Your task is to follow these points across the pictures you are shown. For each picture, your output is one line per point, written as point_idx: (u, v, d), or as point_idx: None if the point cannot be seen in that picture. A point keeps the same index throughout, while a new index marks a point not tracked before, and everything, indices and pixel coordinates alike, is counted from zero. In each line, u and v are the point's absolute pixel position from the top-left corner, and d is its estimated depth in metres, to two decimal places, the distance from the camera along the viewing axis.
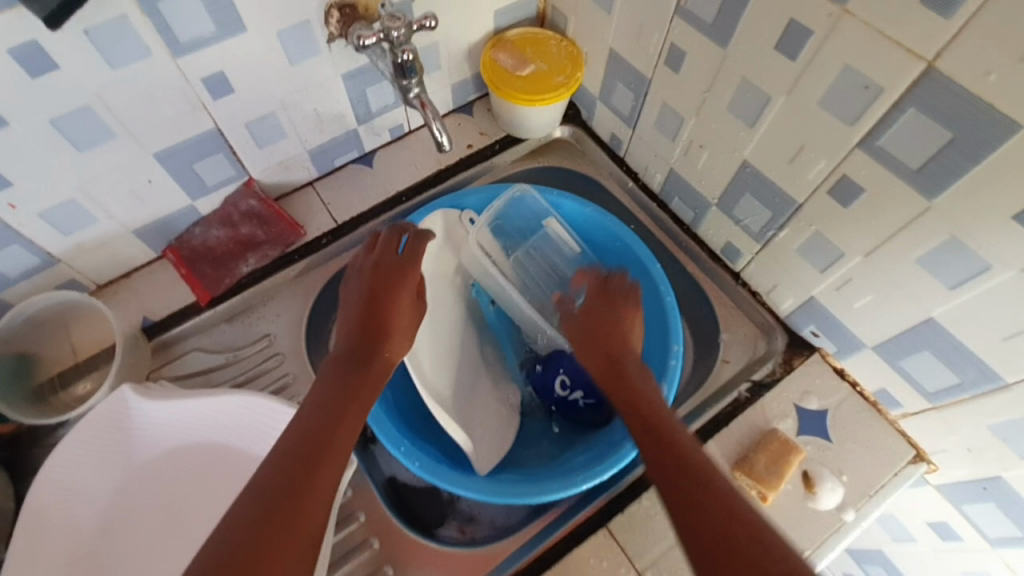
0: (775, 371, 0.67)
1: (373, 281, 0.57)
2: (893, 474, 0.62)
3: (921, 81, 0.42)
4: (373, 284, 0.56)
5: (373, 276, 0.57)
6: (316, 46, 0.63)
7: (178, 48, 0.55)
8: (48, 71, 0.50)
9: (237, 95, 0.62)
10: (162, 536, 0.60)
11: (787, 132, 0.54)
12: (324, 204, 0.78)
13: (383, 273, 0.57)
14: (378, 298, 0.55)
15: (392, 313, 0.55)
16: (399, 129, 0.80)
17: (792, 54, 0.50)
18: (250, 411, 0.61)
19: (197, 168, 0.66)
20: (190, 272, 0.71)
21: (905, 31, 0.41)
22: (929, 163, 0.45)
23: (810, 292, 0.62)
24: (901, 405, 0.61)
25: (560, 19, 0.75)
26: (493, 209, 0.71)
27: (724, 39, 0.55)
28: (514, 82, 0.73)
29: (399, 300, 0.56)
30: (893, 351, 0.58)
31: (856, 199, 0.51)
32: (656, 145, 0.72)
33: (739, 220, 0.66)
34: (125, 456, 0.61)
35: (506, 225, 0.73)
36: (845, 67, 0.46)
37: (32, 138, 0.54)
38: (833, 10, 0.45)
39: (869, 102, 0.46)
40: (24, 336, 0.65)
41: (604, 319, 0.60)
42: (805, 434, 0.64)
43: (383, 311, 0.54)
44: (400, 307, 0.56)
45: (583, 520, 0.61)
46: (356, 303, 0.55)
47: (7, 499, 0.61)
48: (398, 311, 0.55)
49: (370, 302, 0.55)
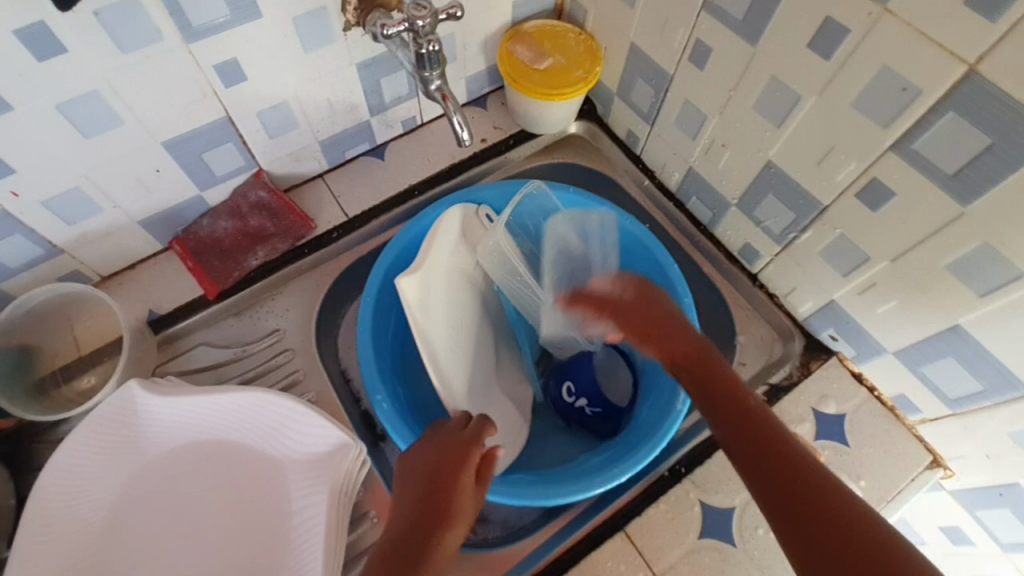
0: (792, 375, 0.67)
1: (438, 452, 0.51)
2: (909, 480, 0.62)
3: (961, 84, 0.41)
4: (431, 459, 0.50)
5: (435, 452, 0.51)
6: (331, 33, 0.61)
7: (190, 32, 0.53)
8: (55, 54, 0.48)
9: (250, 83, 0.60)
10: (171, 534, 0.59)
11: (816, 133, 0.53)
12: (334, 197, 0.76)
13: (444, 449, 0.51)
14: (440, 478, 0.49)
15: (454, 499, 0.48)
16: (411, 121, 0.79)
17: (826, 53, 0.49)
18: (260, 409, 0.59)
19: (206, 157, 0.64)
20: (197, 264, 0.69)
21: (947, 33, 0.40)
22: (964, 169, 0.44)
23: (831, 296, 0.62)
24: (920, 411, 0.61)
25: (578, 12, 0.74)
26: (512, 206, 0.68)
27: (755, 36, 0.53)
28: (532, 76, 0.72)
29: (463, 481, 0.49)
30: (914, 357, 0.57)
31: (885, 203, 0.51)
32: (675, 142, 0.71)
33: (760, 221, 0.65)
34: (131, 452, 0.59)
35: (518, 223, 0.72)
36: (883, 68, 0.45)
37: (37, 124, 0.52)
38: (873, 9, 0.44)
39: (906, 104, 0.45)
40: (25, 328, 0.63)
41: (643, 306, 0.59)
42: (822, 438, 0.64)
43: (444, 494, 0.48)
44: (462, 489, 0.49)
45: (598, 523, 0.61)
46: (417, 481, 0.49)
47: (8, 495, 0.59)
48: (457, 492, 0.48)
49: (432, 478, 0.49)
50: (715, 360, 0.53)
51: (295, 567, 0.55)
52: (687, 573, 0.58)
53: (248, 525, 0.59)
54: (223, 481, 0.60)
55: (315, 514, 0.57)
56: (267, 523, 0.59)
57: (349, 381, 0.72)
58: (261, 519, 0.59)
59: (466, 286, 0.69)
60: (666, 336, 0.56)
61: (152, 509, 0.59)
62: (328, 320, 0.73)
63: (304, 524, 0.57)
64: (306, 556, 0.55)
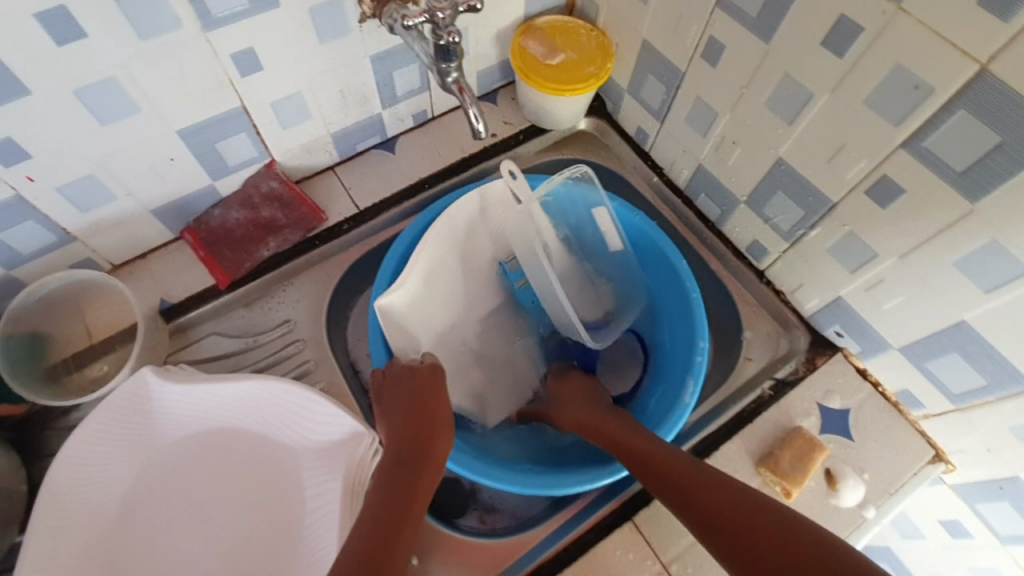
0: (798, 370, 0.68)
1: (413, 391, 0.57)
2: (913, 474, 0.63)
3: (973, 83, 0.42)
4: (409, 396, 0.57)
5: (413, 387, 0.57)
6: (346, 24, 0.61)
7: (210, 21, 0.53)
8: (75, 39, 0.48)
9: (265, 73, 0.61)
10: (185, 520, 0.59)
11: (827, 131, 0.54)
12: (345, 189, 0.76)
13: (420, 385, 0.57)
14: (422, 408, 0.56)
15: (436, 422, 0.55)
16: (422, 115, 0.79)
17: (840, 51, 0.49)
18: (274, 397, 0.59)
19: (219, 147, 0.64)
20: (209, 254, 0.70)
21: (960, 33, 0.41)
22: (973, 167, 0.45)
23: (838, 293, 0.63)
24: (923, 406, 0.62)
25: (590, 8, 0.74)
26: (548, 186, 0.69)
27: (768, 34, 0.54)
28: (544, 71, 0.72)
29: (441, 409, 0.56)
30: (919, 353, 0.58)
31: (895, 200, 0.52)
32: (684, 139, 0.72)
33: (768, 218, 0.66)
34: (145, 438, 0.60)
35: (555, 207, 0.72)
36: (896, 66, 0.46)
37: (55, 110, 0.52)
38: (887, 9, 0.44)
39: (918, 102, 0.46)
40: (37, 315, 0.63)
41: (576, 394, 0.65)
42: (827, 432, 0.65)
43: (427, 420, 0.55)
44: (441, 415, 0.56)
45: (606, 514, 0.62)
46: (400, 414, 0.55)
47: (19, 482, 0.59)
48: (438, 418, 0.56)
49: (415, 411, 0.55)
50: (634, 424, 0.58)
51: (308, 553, 0.56)
52: (694, 562, 0.59)
53: (260, 513, 0.60)
54: (235, 469, 0.61)
55: (329, 501, 0.57)
56: (279, 510, 0.60)
57: (359, 372, 0.72)
58: (273, 506, 0.60)
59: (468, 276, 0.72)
60: (574, 410, 0.63)
61: (165, 496, 0.60)
62: (338, 311, 0.74)
63: (316, 512, 0.58)
64: (319, 542, 0.56)
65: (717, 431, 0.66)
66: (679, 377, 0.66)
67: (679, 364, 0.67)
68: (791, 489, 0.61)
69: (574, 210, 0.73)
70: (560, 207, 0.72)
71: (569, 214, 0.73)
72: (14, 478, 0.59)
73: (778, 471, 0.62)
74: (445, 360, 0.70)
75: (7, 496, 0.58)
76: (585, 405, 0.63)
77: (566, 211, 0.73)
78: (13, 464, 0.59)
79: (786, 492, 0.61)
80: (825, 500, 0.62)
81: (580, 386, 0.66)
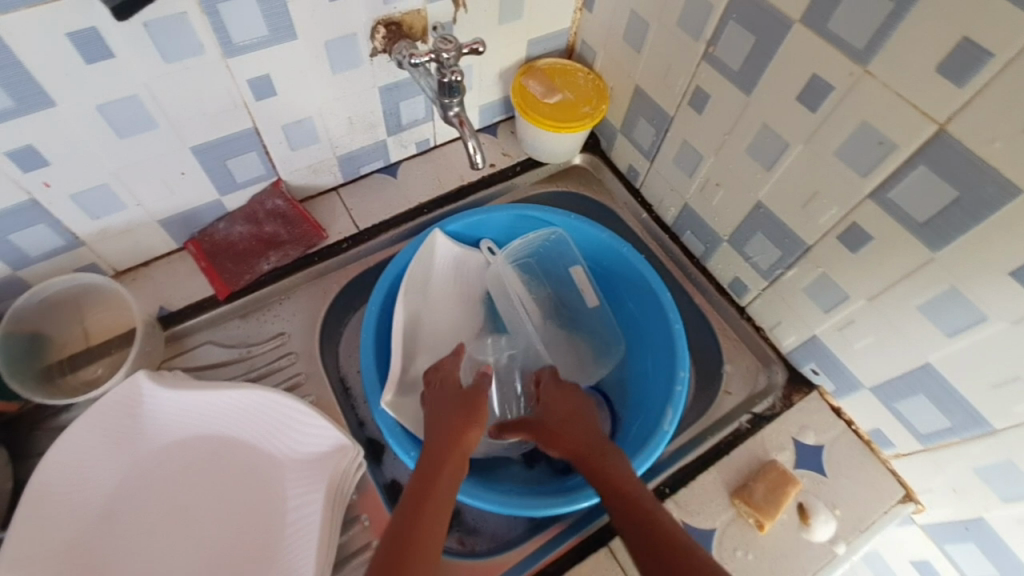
0: (775, 406, 0.70)
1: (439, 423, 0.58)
2: (882, 512, 0.64)
3: (932, 141, 0.46)
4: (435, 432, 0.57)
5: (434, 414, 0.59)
6: (358, 58, 0.65)
7: (232, 48, 0.57)
8: (103, 58, 0.51)
9: (279, 98, 0.64)
10: (164, 527, 0.60)
11: (803, 179, 0.58)
12: (346, 209, 0.79)
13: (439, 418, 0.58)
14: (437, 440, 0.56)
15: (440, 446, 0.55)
16: (425, 143, 0.83)
17: (813, 106, 0.53)
18: (264, 405, 0.61)
19: (229, 164, 0.68)
20: (210, 265, 0.72)
21: (919, 95, 0.45)
22: (934, 218, 0.48)
23: (813, 332, 0.65)
24: (893, 445, 0.64)
25: (587, 53, 0.79)
26: (513, 248, 0.77)
27: (750, 87, 0.58)
28: (541, 108, 0.76)
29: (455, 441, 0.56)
30: (889, 393, 0.61)
31: (864, 245, 0.55)
32: (672, 179, 0.75)
33: (749, 257, 0.69)
34: (133, 441, 0.61)
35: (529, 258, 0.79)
36: (863, 123, 0.50)
37: (78, 121, 0.55)
38: (855, 70, 0.48)
39: (884, 156, 0.50)
40: (38, 314, 0.65)
41: (572, 420, 0.62)
42: (802, 467, 0.66)
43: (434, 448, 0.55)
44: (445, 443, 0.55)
45: (583, 537, 0.63)
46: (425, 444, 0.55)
47: (6, 480, 0.60)
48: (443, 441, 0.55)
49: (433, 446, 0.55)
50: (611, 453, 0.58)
51: (287, 557, 0.57)
52: None
53: (244, 517, 0.61)
54: (219, 477, 0.62)
55: (310, 512, 0.59)
56: (260, 518, 0.60)
57: (348, 389, 0.74)
58: (255, 512, 0.61)
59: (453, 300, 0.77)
60: (575, 428, 0.61)
61: (147, 500, 0.60)
62: (330, 327, 0.76)
63: (298, 523, 0.59)
64: (301, 547, 0.57)
65: (695, 460, 0.67)
66: (659, 407, 0.68)
67: (660, 394, 0.69)
68: (764, 521, 0.62)
69: (544, 254, 0.79)
70: (536, 257, 0.79)
71: (542, 261, 0.79)
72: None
73: (751, 503, 0.63)
74: None
75: None
76: (568, 407, 0.64)
77: (541, 257, 0.79)
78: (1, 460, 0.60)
79: (759, 524, 0.62)
80: (798, 535, 0.63)
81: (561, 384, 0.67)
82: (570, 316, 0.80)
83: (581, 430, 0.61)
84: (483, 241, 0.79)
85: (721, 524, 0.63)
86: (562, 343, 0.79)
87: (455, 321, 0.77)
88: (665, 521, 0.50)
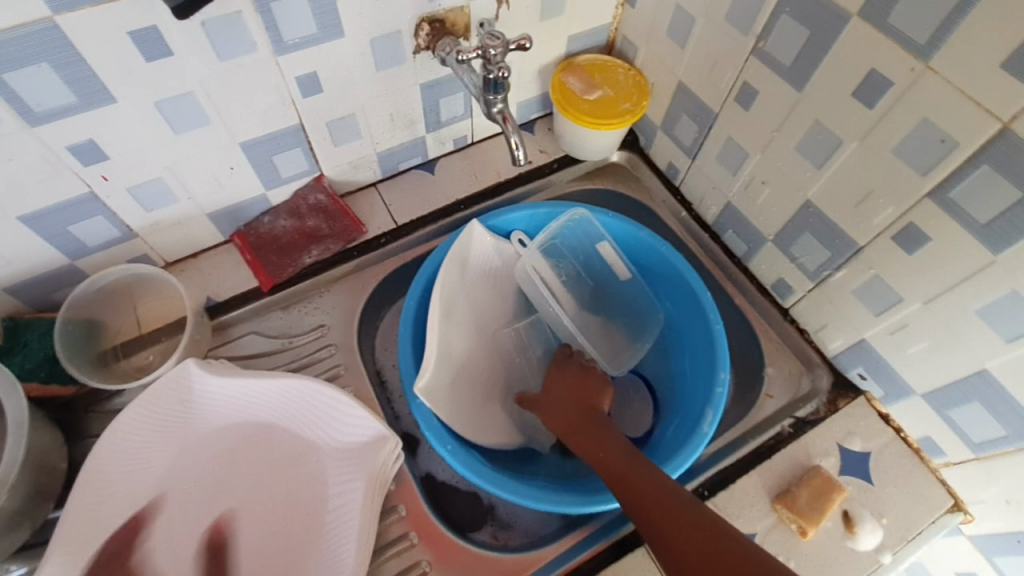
0: (819, 411, 0.69)
1: None
2: (930, 522, 0.62)
3: (997, 139, 0.44)
4: None
5: None
6: (402, 55, 0.66)
7: (282, 46, 0.58)
8: (161, 56, 0.53)
9: (325, 95, 0.65)
10: (211, 509, 0.62)
11: (856, 177, 0.56)
12: (385, 205, 0.80)
13: None
14: None
15: None
16: (463, 140, 0.83)
17: (869, 102, 0.52)
18: (308, 395, 0.62)
19: (275, 159, 0.69)
20: (255, 258, 0.74)
21: (986, 92, 0.43)
22: (997, 219, 0.46)
23: (862, 336, 0.64)
24: (944, 453, 0.62)
25: (629, 49, 0.78)
26: (550, 231, 0.76)
27: (801, 83, 0.57)
28: (582, 105, 0.75)
29: None
30: (942, 400, 0.59)
31: (920, 246, 0.53)
32: (715, 177, 0.74)
33: (794, 258, 0.67)
34: (183, 425, 0.63)
35: (562, 246, 0.77)
36: (924, 120, 0.48)
37: (136, 117, 0.56)
38: (916, 66, 0.47)
39: (944, 155, 0.48)
40: (95, 302, 0.68)
41: (568, 396, 0.64)
42: (846, 473, 0.64)
43: None
44: None
45: (619, 537, 0.63)
46: None
47: (62, 460, 0.63)
48: None
49: None
50: (602, 421, 0.60)
51: (328, 548, 0.58)
52: None
53: (284, 503, 0.62)
54: (263, 462, 0.64)
55: (350, 502, 0.60)
56: (302, 505, 0.62)
57: (384, 382, 0.75)
58: (297, 499, 0.62)
59: (490, 296, 0.78)
60: (569, 404, 0.63)
61: (195, 483, 0.62)
62: (368, 320, 0.77)
63: (337, 512, 0.60)
64: (342, 536, 0.58)
65: (735, 463, 0.66)
66: (699, 408, 0.67)
67: (700, 396, 0.68)
68: (807, 527, 0.60)
69: (581, 247, 0.78)
70: (569, 247, 0.77)
71: (576, 251, 0.78)
72: (57, 455, 0.62)
73: (795, 509, 0.61)
74: (469, 375, 0.72)
75: (49, 471, 0.61)
76: (565, 384, 0.66)
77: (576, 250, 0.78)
78: (58, 440, 0.63)
79: (802, 531, 0.61)
80: (841, 542, 0.61)
81: (561, 365, 0.69)
82: (604, 308, 0.79)
83: (576, 403, 0.63)
84: (513, 233, 0.78)
85: (762, 529, 0.62)
86: (596, 330, 0.77)
87: (492, 316, 0.78)
88: (654, 476, 0.52)
